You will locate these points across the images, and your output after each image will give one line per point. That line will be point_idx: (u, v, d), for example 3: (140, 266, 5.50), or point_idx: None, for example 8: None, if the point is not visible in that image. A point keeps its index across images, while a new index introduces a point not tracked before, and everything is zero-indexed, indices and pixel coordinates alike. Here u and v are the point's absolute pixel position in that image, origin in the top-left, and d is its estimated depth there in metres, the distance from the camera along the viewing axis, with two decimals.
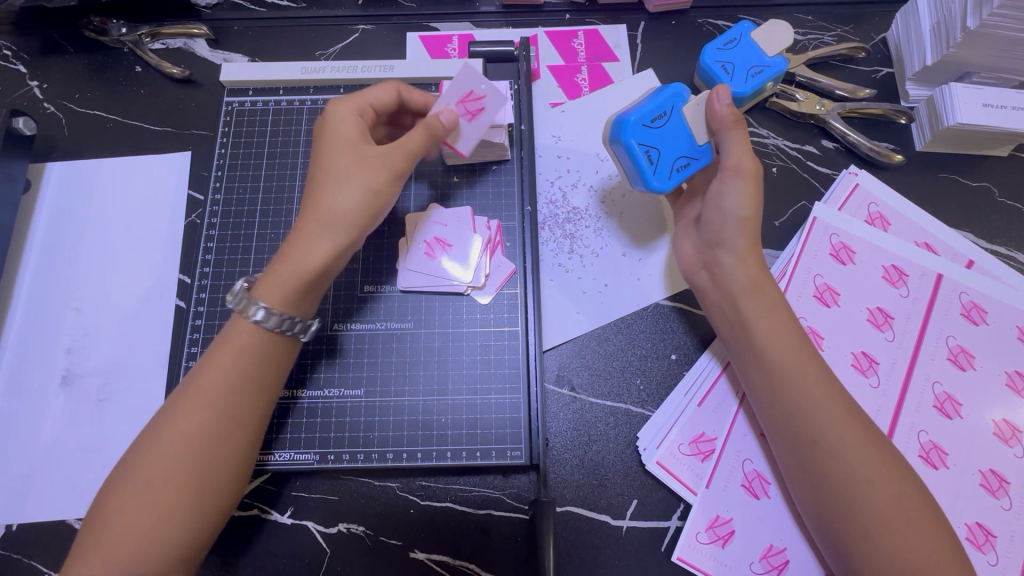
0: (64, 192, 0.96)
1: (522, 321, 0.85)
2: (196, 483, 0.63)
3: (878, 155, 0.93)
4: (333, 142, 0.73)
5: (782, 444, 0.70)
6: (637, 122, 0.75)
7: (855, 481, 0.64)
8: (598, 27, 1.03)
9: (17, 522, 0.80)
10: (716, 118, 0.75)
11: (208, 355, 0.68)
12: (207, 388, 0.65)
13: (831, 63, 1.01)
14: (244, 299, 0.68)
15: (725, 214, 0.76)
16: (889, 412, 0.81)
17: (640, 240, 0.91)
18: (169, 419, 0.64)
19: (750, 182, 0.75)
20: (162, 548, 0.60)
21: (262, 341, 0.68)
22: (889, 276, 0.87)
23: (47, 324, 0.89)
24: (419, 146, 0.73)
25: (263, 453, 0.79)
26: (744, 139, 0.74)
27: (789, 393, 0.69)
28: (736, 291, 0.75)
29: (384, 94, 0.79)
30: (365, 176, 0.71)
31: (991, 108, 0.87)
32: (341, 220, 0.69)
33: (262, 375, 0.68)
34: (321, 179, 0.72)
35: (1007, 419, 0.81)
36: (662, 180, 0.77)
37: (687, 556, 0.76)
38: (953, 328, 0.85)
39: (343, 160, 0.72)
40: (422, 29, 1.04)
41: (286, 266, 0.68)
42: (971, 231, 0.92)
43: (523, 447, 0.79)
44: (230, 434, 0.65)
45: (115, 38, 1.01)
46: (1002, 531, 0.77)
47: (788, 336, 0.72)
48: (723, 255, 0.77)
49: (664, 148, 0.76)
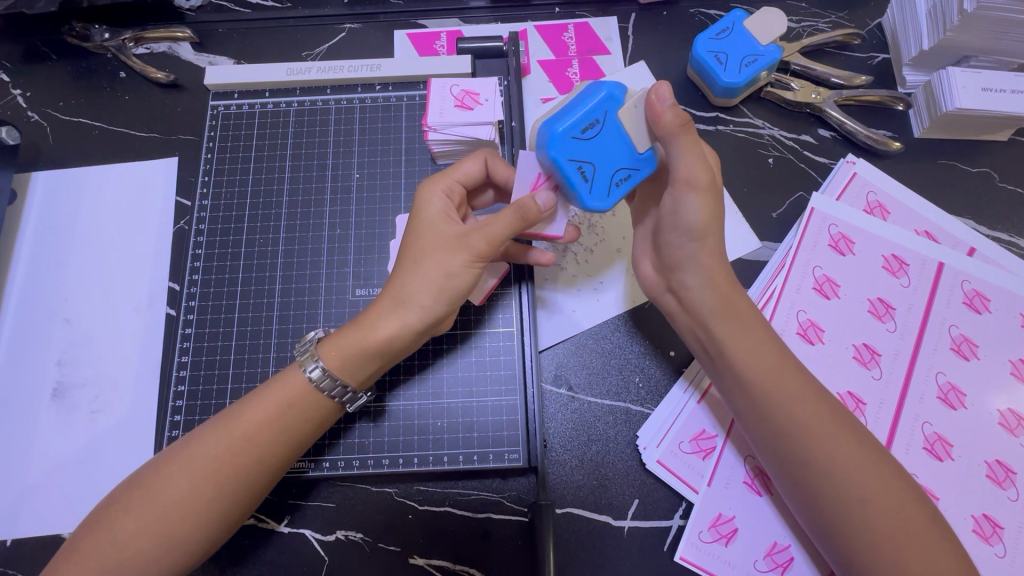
0: (50, 201, 0.94)
1: (518, 322, 0.83)
2: (201, 515, 0.63)
3: (875, 143, 0.92)
4: (419, 223, 0.72)
5: (775, 466, 0.68)
6: (566, 133, 0.63)
7: (855, 499, 0.63)
8: (588, 20, 1.02)
9: (10, 538, 0.79)
10: (655, 120, 0.63)
11: (249, 395, 0.69)
12: (245, 426, 0.66)
13: (825, 50, 0.99)
14: (308, 351, 0.70)
15: (679, 229, 0.71)
16: (892, 404, 0.80)
17: (598, 255, 0.89)
18: (197, 444, 0.65)
19: (706, 194, 0.68)
20: (164, 564, 0.62)
21: (314, 400, 0.69)
22: (889, 266, 0.86)
23: (36, 336, 0.88)
24: (504, 229, 0.67)
25: (303, 461, 0.78)
26: (688, 145, 0.64)
27: (776, 416, 0.67)
28: (709, 315, 0.72)
29: (467, 165, 0.75)
30: (443, 260, 0.69)
31: (989, 93, 0.86)
32: (417, 302, 0.68)
33: (298, 428, 0.68)
34: (404, 260, 0.71)
35: (1012, 408, 0.80)
36: (601, 198, 0.66)
37: (690, 556, 0.75)
38: (954, 317, 0.84)
39: (425, 242, 0.70)
40: (410, 27, 1.02)
41: (355, 332, 0.69)
42: (972, 218, 0.91)
43: (521, 450, 0.78)
44: (246, 474, 0.65)
45: (98, 44, 0.99)
46: (1010, 523, 0.75)
47: (771, 354, 0.70)
48: (685, 278, 0.73)
49: (600, 161, 0.65)
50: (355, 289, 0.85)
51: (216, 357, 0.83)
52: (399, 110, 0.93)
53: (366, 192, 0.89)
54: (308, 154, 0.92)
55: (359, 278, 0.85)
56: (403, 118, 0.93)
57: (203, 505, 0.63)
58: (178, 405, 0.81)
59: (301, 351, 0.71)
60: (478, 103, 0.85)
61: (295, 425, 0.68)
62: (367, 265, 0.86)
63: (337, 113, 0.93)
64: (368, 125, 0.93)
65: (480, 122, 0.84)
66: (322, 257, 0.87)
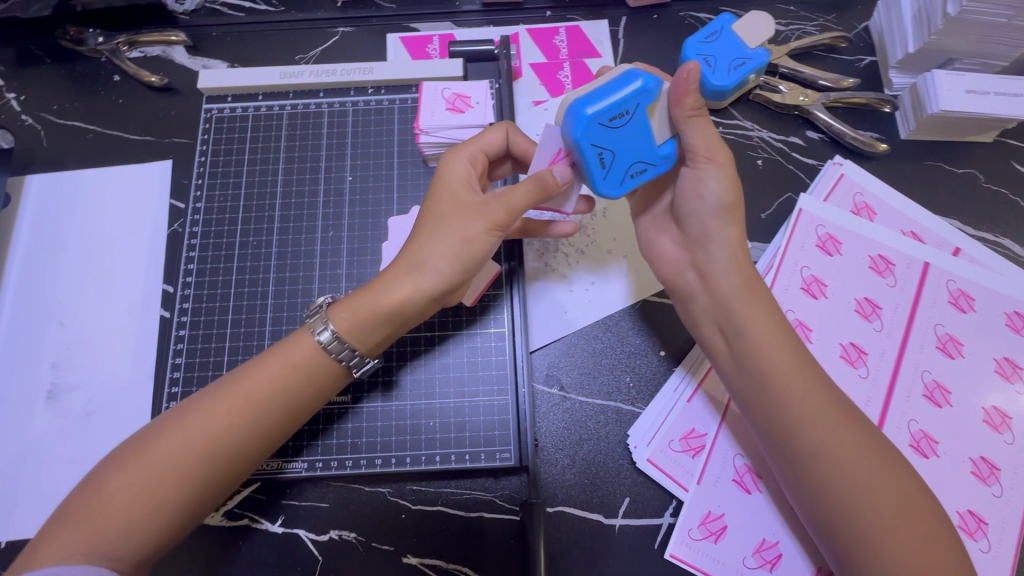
0: (45, 204, 0.95)
1: (509, 323, 0.84)
2: (205, 476, 0.64)
3: (862, 145, 0.93)
4: (440, 188, 0.73)
5: (778, 457, 0.69)
6: (594, 117, 0.63)
7: (856, 491, 0.64)
8: (579, 23, 1.03)
9: (4, 540, 0.80)
10: (677, 102, 0.66)
11: (253, 359, 0.70)
12: (248, 388, 0.67)
13: (814, 53, 1.00)
14: (319, 316, 0.70)
15: (705, 200, 0.71)
16: (879, 402, 0.81)
17: (601, 250, 0.90)
18: (198, 404, 0.66)
19: (727, 167, 0.70)
20: (153, 525, 0.62)
21: (319, 363, 0.69)
22: (876, 266, 0.87)
23: (31, 338, 0.88)
24: (523, 199, 0.68)
25: (285, 461, 0.79)
26: (707, 124, 0.68)
27: (785, 407, 0.67)
28: (727, 300, 0.72)
29: (493, 136, 0.77)
30: (462, 226, 0.69)
31: (973, 95, 0.87)
32: (433, 267, 0.69)
33: (301, 393, 0.69)
34: (424, 225, 0.71)
35: (996, 405, 0.81)
36: (614, 186, 0.68)
37: (679, 553, 0.76)
38: (940, 316, 0.85)
39: (443, 208, 0.71)
40: (403, 30, 1.03)
41: (369, 296, 0.70)
42: (958, 218, 0.92)
43: (512, 449, 0.79)
44: (251, 438, 0.66)
45: (92, 47, 1.00)
46: (994, 518, 0.76)
47: (786, 346, 0.70)
48: (713, 251, 0.73)
49: (622, 150, 0.66)
50: (348, 290, 0.86)
51: (210, 359, 0.84)
52: (391, 113, 0.94)
53: (359, 194, 0.90)
54: (300, 157, 0.92)
55: (351, 279, 0.86)
56: (395, 121, 0.93)
57: (200, 465, 0.64)
58: (171, 407, 0.82)
59: (312, 316, 0.72)
60: (469, 106, 0.86)
61: (298, 390, 0.68)
62: (360, 266, 0.87)
63: (330, 116, 0.94)
64: (361, 128, 0.93)
65: (472, 124, 0.85)
66: (315, 259, 0.87)
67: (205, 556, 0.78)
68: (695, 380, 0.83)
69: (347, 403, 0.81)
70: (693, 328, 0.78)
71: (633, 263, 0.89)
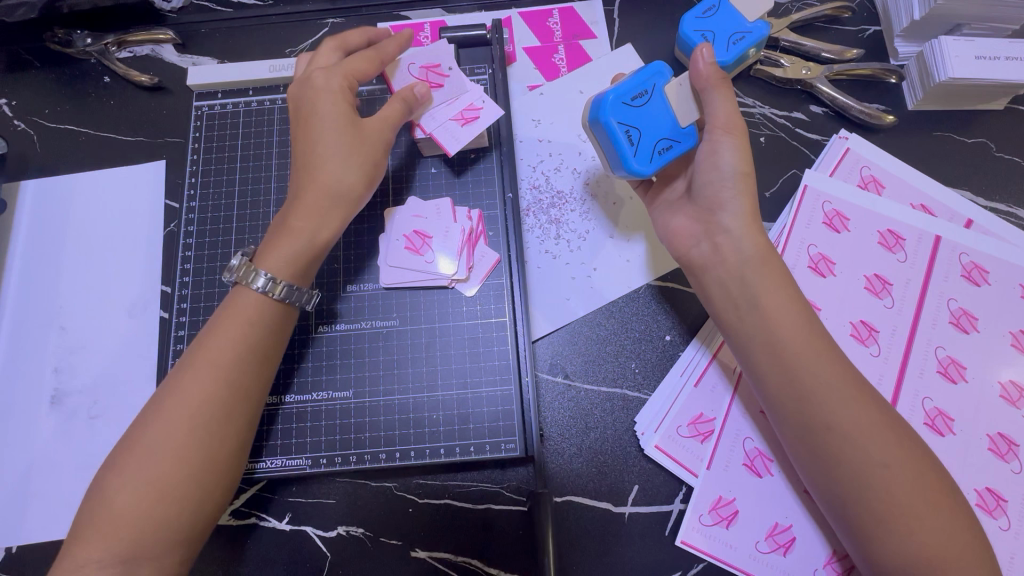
0: (41, 208, 0.94)
1: (510, 312, 0.83)
2: (189, 459, 0.63)
3: (868, 117, 0.90)
4: (315, 97, 0.74)
5: (791, 438, 0.67)
6: (616, 99, 0.70)
7: (870, 468, 0.62)
8: (572, 4, 1.00)
9: (16, 545, 0.80)
10: (697, 73, 0.70)
11: (207, 327, 0.69)
12: (211, 355, 0.66)
13: (815, 25, 0.97)
14: (245, 269, 0.69)
15: (720, 172, 0.71)
16: (892, 379, 0.79)
17: (615, 236, 0.88)
18: (169, 391, 0.65)
19: (741, 139, 0.70)
20: (165, 523, 0.61)
21: (268, 310, 0.69)
22: (885, 241, 0.84)
23: (35, 343, 0.88)
24: (391, 118, 0.76)
25: (252, 461, 0.78)
26: (729, 97, 0.70)
27: (800, 378, 0.65)
28: (748, 268, 0.70)
29: (373, 67, 0.77)
30: (364, 148, 0.74)
31: (983, 60, 0.84)
32: (353, 194, 0.73)
33: (266, 347, 0.69)
34: (322, 147, 0.73)
35: (1014, 380, 0.79)
36: (644, 162, 0.71)
37: (691, 540, 0.75)
38: (953, 290, 0.82)
39: (338, 135, 0.73)
40: (393, 19, 1.01)
41: (292, 239, 0.71)
42: (969, 189, 0.90)
43: (517, 439, 0.78)
44: (234, 404, 0.65)
45: (80, 48, 0.98)
46: (1013, 495, 0.75)
47: (798, 315, 0.67)
48: (725, 219, 0.71)
49: (645, 128, 0.71)
50: (345, 285, 0.84)
51: None
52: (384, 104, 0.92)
53: None
54: None
55: (349, 273, 0.84)
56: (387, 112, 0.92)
57: (196, 449, 0.63)
58: None
59: (230, 276, 0.69)
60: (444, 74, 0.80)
61: (254, 341, 0.68)
62: (357, 261, 0.85)
63: None
64: None
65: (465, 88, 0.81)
66: None
67: (213, 558, 0.78)
68: (710, 351, 0.82)
69: (273, 404, 0.80)
70: (705, 302, 0.74)
71: (637, 248, 0.87)
